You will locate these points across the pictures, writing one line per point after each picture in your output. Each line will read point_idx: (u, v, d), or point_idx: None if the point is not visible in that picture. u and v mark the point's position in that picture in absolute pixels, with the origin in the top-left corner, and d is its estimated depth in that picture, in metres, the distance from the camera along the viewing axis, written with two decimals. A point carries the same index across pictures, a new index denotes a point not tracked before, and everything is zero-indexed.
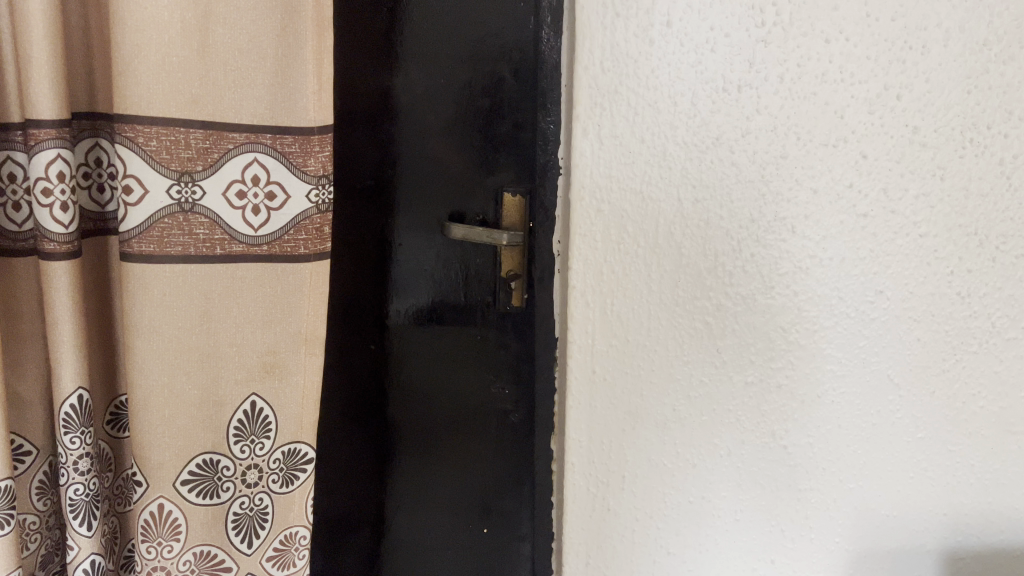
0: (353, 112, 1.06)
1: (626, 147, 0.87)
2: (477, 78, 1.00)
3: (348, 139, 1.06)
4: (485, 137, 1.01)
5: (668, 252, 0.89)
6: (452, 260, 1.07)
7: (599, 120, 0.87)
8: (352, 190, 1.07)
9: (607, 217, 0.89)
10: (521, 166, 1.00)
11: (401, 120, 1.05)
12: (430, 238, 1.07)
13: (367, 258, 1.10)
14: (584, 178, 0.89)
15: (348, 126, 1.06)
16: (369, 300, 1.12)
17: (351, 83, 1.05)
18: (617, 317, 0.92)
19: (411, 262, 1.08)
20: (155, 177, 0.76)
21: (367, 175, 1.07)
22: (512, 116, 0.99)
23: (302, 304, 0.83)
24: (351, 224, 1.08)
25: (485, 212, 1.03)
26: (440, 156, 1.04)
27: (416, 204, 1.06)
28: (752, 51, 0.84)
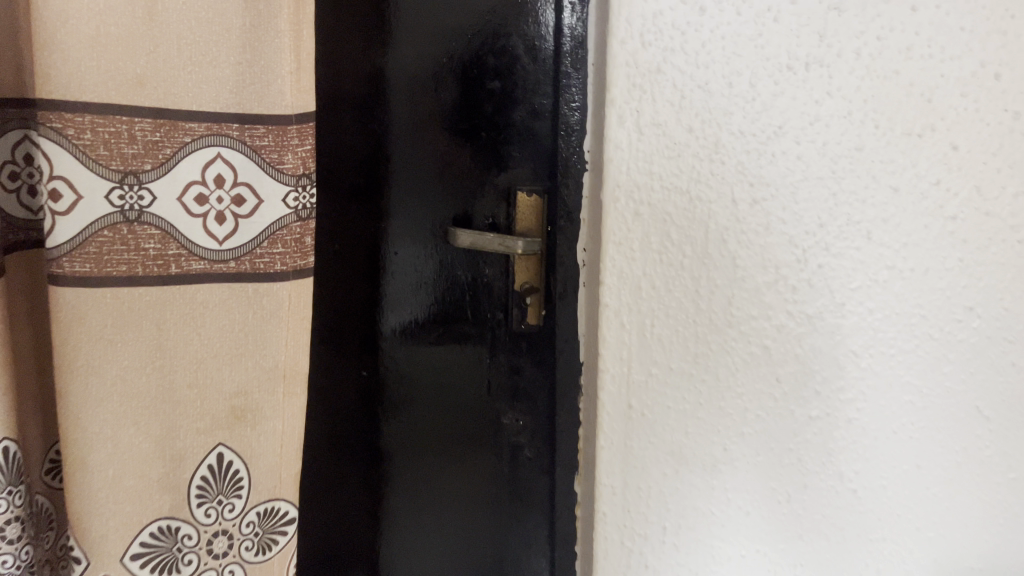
0: (338, 99, 0.89)
1: (672, 137, 0.72)
2: (483, 57, 0.85)
3: (333, 130, 0.90)
4: (492, 126, 0.86)
5: (721, 265, 0.74)
6: (459, 270, 0.91)
7: (639, 105, 0.72)
8: (340, 190, 0.91)
9: (648, 221, 0.74)
10: (536, 157, 0.84)
11: (397, 107, 0.89)
12: (432, 245, 0.91)
13: (359, 270, 0.93)
14: (620, 175, 0.73)
15: (332, 115, 0.90)
16: (362, 320, 0.95)
17: (337, 65, 0.89)
18: (657, 341, 0.76)
19: (411, 275, 0.92)
20: (89, 178, 0.60)
21: (357, 174, 0.91)
22: (527, 100, 0.84)
23: (279, 334, 0.67)
24: (338, 230, 0.92)
25: (495, 214, 0.87)
26: (443, 150, 0.88)
27: (416, 206, 0.90)
28: (824, 21, 0.70)
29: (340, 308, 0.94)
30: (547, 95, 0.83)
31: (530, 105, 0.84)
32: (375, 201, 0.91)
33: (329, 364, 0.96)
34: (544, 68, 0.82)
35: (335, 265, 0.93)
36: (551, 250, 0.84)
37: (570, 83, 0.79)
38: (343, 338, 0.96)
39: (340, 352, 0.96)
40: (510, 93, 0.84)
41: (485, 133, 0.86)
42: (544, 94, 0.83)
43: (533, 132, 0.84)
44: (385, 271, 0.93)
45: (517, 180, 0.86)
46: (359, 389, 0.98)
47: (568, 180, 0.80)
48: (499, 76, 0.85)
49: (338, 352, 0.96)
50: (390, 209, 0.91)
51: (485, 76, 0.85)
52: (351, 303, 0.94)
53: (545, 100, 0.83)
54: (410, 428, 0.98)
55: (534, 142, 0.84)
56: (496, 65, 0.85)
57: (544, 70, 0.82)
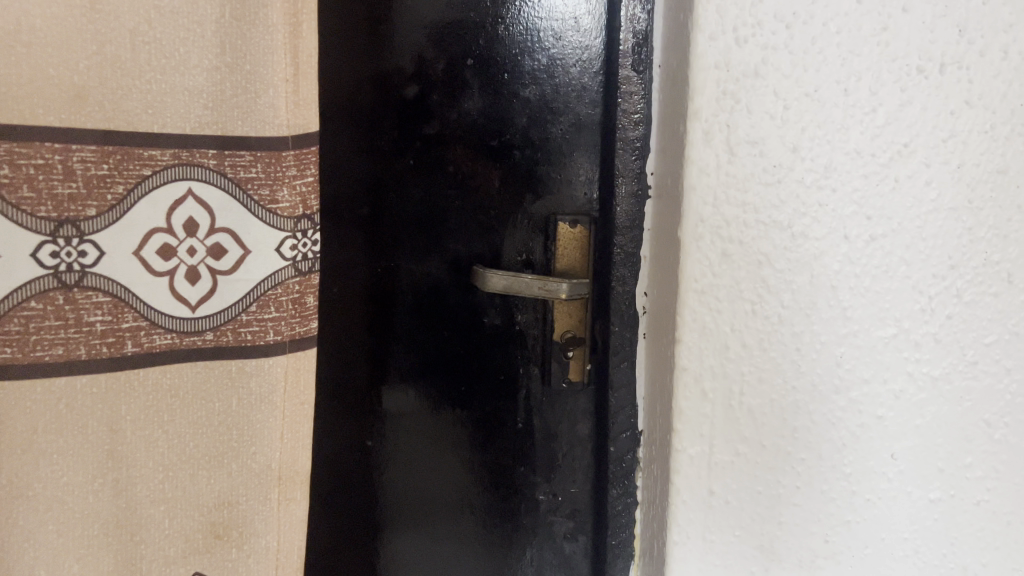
0: (337, 110, 0.70)
1: (772, 159, 0.57)
2: (518, 57, 0.68)
3: (331, 150, 0.70)
4: (529, 141, 0.69)
5: (829, 318, 0.59)
6: (486, 319, 0.72)
7: (731, 118, 0.56)
8: (341, 225, 0.71)
9: (739, 265, 0.58)
10: (584, 178, 0.69)
11: (408, 120, 0.70)
12: (452, 289, 0.72)
13: (363, 325, 0.74)
14: (706, 208, 0.57)
15: (329, 132, 0.70)
16: (367, 387, 0.75)
17: (331, 65, 0.69)
18: (747, 413, 0.61)
19: (427, 327, 0.74)
20: (9, 230, 0.43)
21: (360, 204, 0.71)
22: (572, 110, 0.68)
23: (273, 426, 0.51)
24: (337, 275, 0.72)
25: (530, 251, 0.71)
26: (465, 172, 0.70)
27: (431, 242, 0.72)
28: (965, 11, 0.55)
29: (341, 371, 0.74)
30: (599, 105, 0.68)
31: (573, 114, 0.68)
32: (383, 237, 0.72)
33: (324, 445, 0.76)
34: (595, 73, 0.68)
35: (334, 321, 0.73)
36: (601, 292, 0.69)
37: (625, 88, 0.63)
38: (345, 412, 0.75)
39: (341, 429, 0.75)
40: (551, 101, 0.68)
41: (521, 151, 0.69)
42: (595, 103, 0.68)
43: (577, 149, 0.69)
44: (395, 324, 0.74)
45: (557, 207, 0.70)
46: (361, 475, 0.77)
47: (624, 208, 0.65)
48: (536, 81, 0.68)
49: (338, 429, 0.75)
50: (400, 247, 0.72)
51: (521, 79, 0.68)
52: (351, 364, 0.74)
53: (595, 109, 0.68)
54: (426, 521, 0.78)
55: (581, 160, 0.69)
56: (535, 66, 0.68)
57: (603, 75, 0.68)
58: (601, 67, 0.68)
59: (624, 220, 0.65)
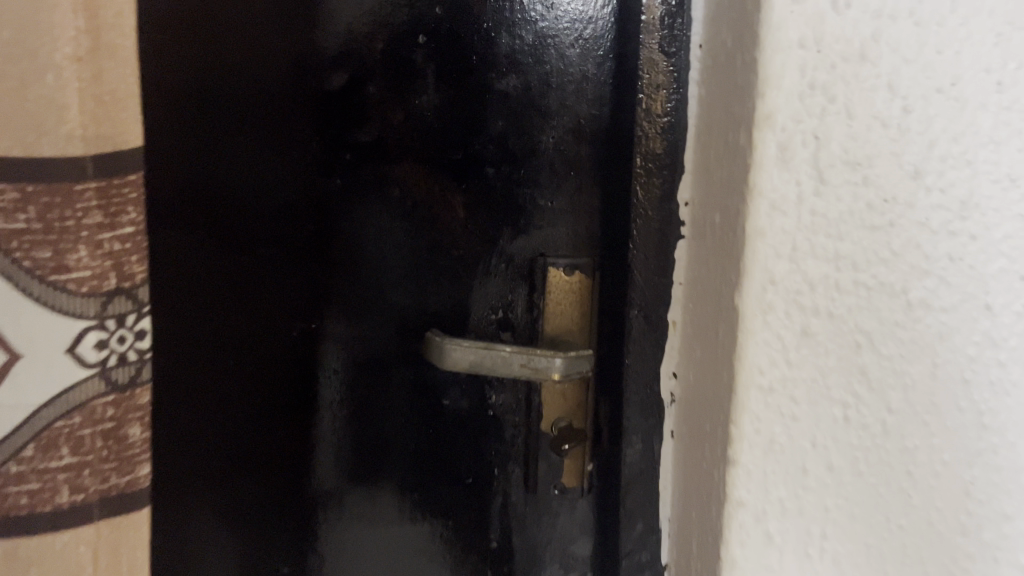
0: (200, 107, 0.48)
1: (881, 189, 0.37)
2: (492, 33, 0.48)
3: (187, 165, 0.48)
4: (506, 153, 0.49)
5: (956, 426, 0.39)
6: (446, 401, 0.52)
7: (821, 127, 0.36)
8: (214, 272, 0.50)
9: (826, 349, 0.38)
10: (581, 206, 0.49)
11: (335, 123, 0.49)
12: (396, 357, 0.52)
13: (259, 406, 0.52)
14: (778, 263, 0.37)
15: (190, 141, 0.48)
16: (267, 489, 0.54)
17: (188, 39, 0.47)
18: (832, 564, 0.41)
19: (351, 406, 0.53)
20: None
21: (246, 241, 0.50)
22: (568, 111, 0.48)
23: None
24: (225, 340, 0.51)
25: (509, 305, 0.50)
26: (415, 198, 0.50)
27: (365, 293, 0.51)
28: None
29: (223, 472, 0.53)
30: (609, 103, 0.48)
31: (569, 115, 0.48)
32: (290, 286, 0.51)
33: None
34: (602, 57, 0.47)
35: (209, 406, 0.51)
36: (612, 363, 0.50)
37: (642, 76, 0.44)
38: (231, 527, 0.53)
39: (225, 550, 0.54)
40: (539, 97, 0.48)
41: (493, 168, 0.49)
42: (598, 100, 0.48)
43: (573, 164, 0.48)
44: (310, 402, 0.53)
45: (546, 247, 0.50)
46: None
47: (641, 251, 0.46)
48: (517, 69, 0.48)
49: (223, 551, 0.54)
50: (322, 301, 0.52)
51: (499, 64, 0.48)
52: (260, 455, 0.53)
53: (598, 108, 0.48)
54: None
55: (580, 182, 0.49)
56: (518, 47, 0.48)
57: (614, 60, 0.47)
58: (614, 49, 0.47)
59: (640, 268, 0.46)
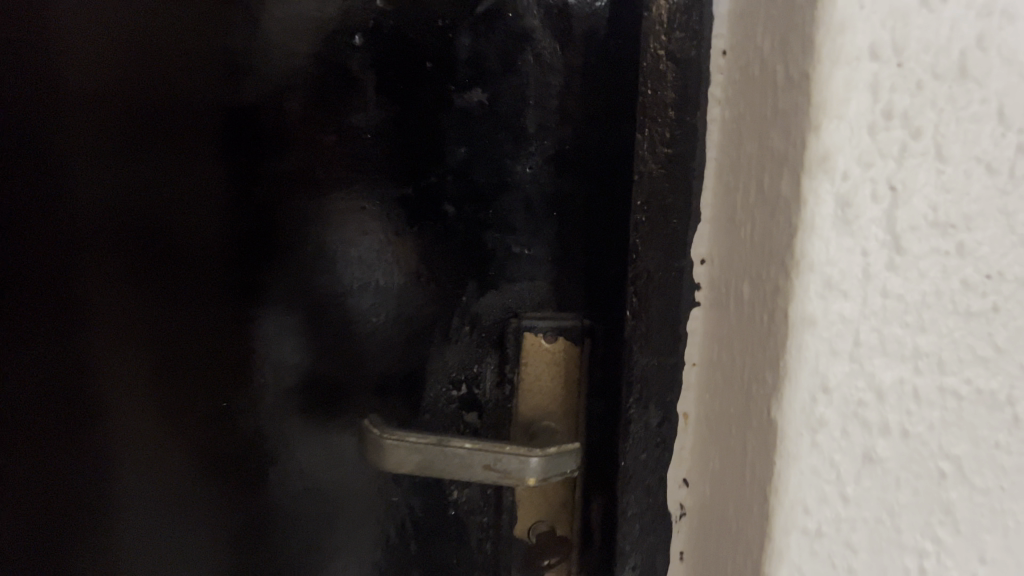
0: (105, 118, 0.40)
1: (978, 262, 0.26)
2: (451, 39, 0.41)
3: (89, 182, 0.40)
4: (470, 188, 0.43)
5: None
6: (399, 498, 0.47)
7: (898, 177, 0.25)
8: (114, 313, 0.41)
9: (898, 480, 0.27)
10: (554, 256, 0.43)
11: (261, 146, 0.42)
12: (338, 418, 0.46)
13: (207, 476, 0.45)
14: (836, 366, 0.26)
15: (123, 157, 0.40)
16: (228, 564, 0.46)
17: (93, 31, 0.38)
18: None
19: (276, 465, 0.46)
20: None
21: (176, 288, 0.42)
22: (545, 136, 0.41)
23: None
24: (190, 397, 0.44)
25: (476, 382, 0.45)
26: (366, 239, 0.44)
27: (292, 339, 0.45)
28: None
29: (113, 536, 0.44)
30: (582, 133, 0.40)
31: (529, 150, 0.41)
32: (190, 330, 0.43)
33: None
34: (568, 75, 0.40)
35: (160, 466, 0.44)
36: (609, 463, 0.38)
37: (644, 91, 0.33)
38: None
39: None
40: (501, 123, 0.41)
41: (454, 207, 0.43)
42: (567, 131, 0.41)
43: (542, 206, 0.42)
44: (221, 465, 0.45)
45: (517, 309, 0.44)
46: None
47: (638, 323, 0.34)
48: (483, 82, 0.41)
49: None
50: (236, 346, 0.44)
51: (450, 84, 0.41)
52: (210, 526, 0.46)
53: (563, 139, 0.41)
54: None
55: (557, 220, 0.42)
56: (468, 62, 0.41)
57: (619, 70, 0.37)
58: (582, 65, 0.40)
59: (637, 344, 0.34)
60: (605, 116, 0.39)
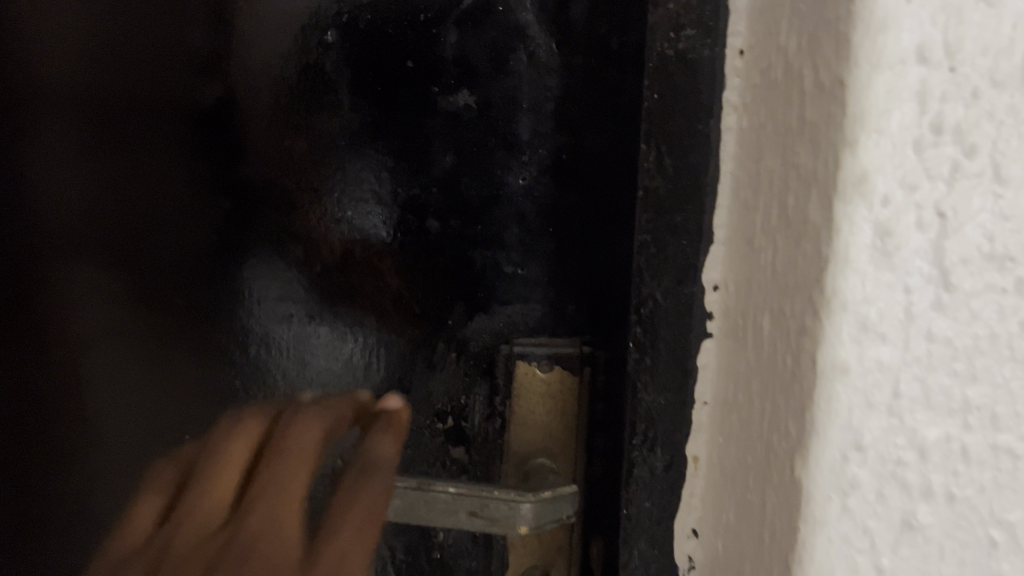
0: (86, 102, 0.49)
1: None
2: (442, 93, 0.48)
3: (69, 148, 0.48)
4: (458, 213, 0.49)
5: None
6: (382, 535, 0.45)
7: (945, 201, 0.21)
8: (99, 252, 0.50)
9: (942, 551, 0.23)
10: (546, 278, 0.48)
11: (236, 127, 0.53)
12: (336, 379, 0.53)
13: (181, 383, 0.53)
14: (870, 418, 0.22)
15: (122, 115, 0.51)
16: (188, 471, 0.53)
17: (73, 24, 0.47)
18: None
19: (252, 387, 0.54)
20: None
21: (113, 241, 0.51)
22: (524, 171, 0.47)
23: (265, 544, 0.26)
24: (168, 308, 0.53)
25: (472, 395, 0.49)
26: (370, 252, 0.52)
27: (267, 284, 0.54)
28: None
29: (87, 466, 0.49)
30: (558, 170, 0.46)
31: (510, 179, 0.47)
32: (169, 266, 0.53)
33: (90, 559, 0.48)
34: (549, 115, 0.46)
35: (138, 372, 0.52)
36: (613, 511, 0.34)
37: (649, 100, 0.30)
38: (90, 534, 0.49)
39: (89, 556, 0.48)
40: (487, 151, 0.47)
41: (438, 223, 0.49)
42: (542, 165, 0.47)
43: (524, 232, 0.48)
44: (200, 372, 0.54)
45: (504, 335, 0.48)
46: None
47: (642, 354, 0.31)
48: (467, 127, 0.48)
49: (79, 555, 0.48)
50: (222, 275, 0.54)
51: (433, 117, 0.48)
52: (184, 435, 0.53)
53: (541, 171, 0.47)
54: None
55: (540, 247, 0.48)
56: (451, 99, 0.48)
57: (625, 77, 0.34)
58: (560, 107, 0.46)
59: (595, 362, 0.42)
60: (584, 151, 0.45)
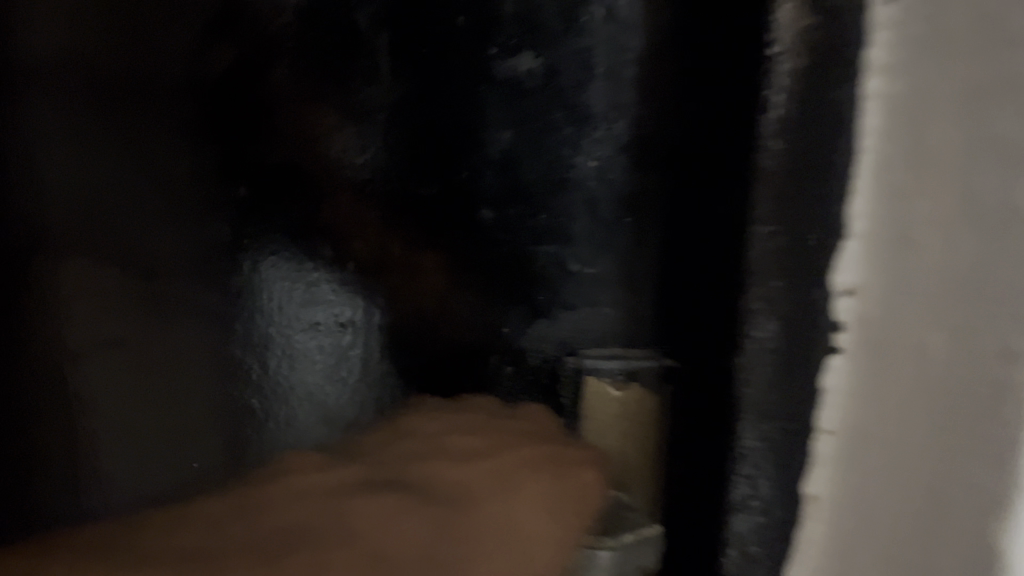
0: (70, 46, 0.40)
1: None
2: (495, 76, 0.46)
3: (34, 88, 0.38)
4: (513, 202, 0.47)
5: None
6: None
7: None
8: (65, 222, 0.40)
9: None
10: (613, 273, 0.44)
11: (263, 103, 0.47)
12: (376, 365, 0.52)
13: (194, 377, 0.45)
14: None
15: (84, 60, 0.41)
16: (193, 474, 0.44)
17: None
18: None
19: (265, 380, 0.48)
20: None
21: (103, 208, 0.42)
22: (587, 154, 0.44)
23: (502, 433, 0.44)
24: (165, 300, 0.44)
25: (528, 389, 0.48)
26: (416, 242, 0.50)
27: (274, 271, 0.48)
28: None
29: (90, 472, 0.41)
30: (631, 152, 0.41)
31: (581, 167, 0.44)
32: (150, 244, 0.43)
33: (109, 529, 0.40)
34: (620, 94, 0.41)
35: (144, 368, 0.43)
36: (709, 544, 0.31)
37: (777, 73, 0.27)
38: (88, 517, 0.40)
39: (69, 531, 0.39)
40: (547, 128, 0.44)
41: (491, 213, 0.48)
42: (608, 148, 0.42)
43: (591, 217, 0.44)
44: (211, 365, 0.45)
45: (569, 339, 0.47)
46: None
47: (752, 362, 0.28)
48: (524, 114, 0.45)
49: (64, 525, 0.39)
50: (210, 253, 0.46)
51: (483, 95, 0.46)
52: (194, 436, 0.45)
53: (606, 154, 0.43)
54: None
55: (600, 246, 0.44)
56: (504, 77, 0.45)
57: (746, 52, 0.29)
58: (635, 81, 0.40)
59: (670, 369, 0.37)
60: (659, 133, 0.39)
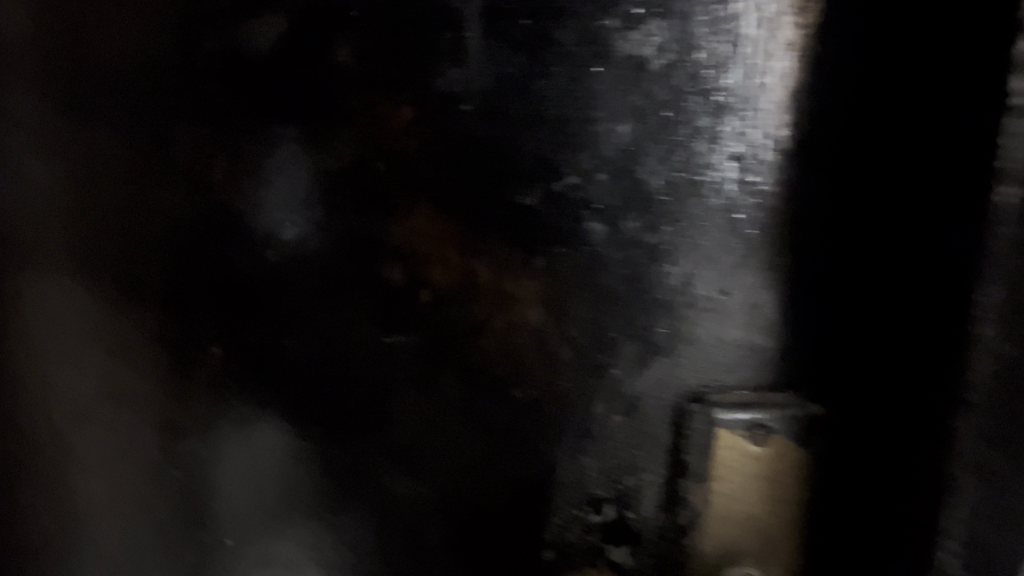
0: (77, 111, 0.44)
1: None
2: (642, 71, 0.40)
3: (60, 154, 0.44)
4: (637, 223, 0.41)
5: None
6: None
7: None
8: (85, 278, 0.45)
9: None
10: (755, 298, 0.42)
11: (250, 145, 0.43)
12: (408, 449, 0.45)
13: (169, 452, 0.46)
14: None
15: (101, 132, 0.44)
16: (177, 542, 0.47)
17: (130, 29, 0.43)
18: None
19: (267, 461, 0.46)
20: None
21: (107, 269, 0.45)
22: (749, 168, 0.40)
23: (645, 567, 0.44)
24: (180, 366, 0.46)
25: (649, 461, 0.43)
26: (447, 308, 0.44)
27: (255, 357, 0.45)
28: None
29: (61, 510, 0.47)
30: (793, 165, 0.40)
31: (722, 172, 0.41)
32: (158, 313, 0.45)
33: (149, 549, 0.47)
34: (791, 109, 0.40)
35: (139, 431, 0.46)
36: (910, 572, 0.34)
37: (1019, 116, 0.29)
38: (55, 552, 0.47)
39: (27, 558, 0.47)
40: (676, 121, 0.40)
41: (603, 227, 0.42)
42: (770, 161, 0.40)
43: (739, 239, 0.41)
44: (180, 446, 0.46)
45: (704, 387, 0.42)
46: None
47: (983, 373, 0.30)
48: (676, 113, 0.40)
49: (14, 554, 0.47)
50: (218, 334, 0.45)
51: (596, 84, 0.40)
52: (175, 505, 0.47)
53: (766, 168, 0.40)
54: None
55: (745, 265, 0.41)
56: (619, 65, 0.40)
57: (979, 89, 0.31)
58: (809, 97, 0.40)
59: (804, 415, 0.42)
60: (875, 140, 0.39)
